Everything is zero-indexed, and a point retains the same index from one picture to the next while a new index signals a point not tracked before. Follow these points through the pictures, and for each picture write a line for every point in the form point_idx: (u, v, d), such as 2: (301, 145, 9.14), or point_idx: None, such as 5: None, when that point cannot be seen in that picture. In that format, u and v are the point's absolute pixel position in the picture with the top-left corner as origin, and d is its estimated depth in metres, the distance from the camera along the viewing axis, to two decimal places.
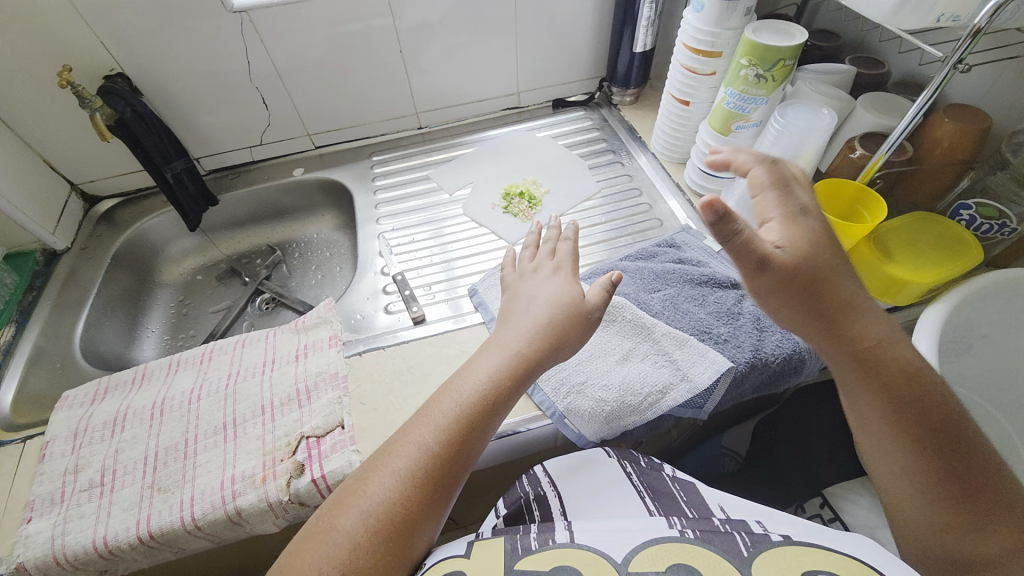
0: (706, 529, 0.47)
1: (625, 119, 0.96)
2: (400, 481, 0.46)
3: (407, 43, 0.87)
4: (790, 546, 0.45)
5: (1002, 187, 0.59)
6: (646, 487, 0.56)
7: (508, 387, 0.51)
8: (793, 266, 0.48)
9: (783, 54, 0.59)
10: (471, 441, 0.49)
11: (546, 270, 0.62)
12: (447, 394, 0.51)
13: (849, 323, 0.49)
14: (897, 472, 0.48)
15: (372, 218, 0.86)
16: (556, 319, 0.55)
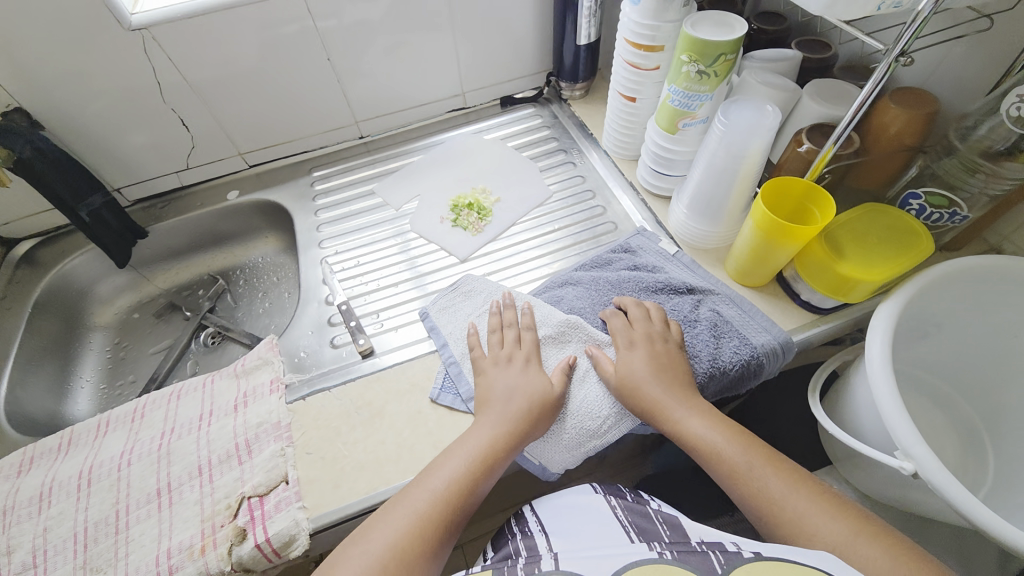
0: (683, 550, 0.46)
1: (575, 115, 0.92)
2: (414, 520, 0.46)
3: (335, 50, 0.81)
4: (762, 560, 0.43)
5: (951, 173, 0.56)
6: (631, 520, 0.53)
7: (517, 439, 0.52)
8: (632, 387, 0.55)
9: (723, 49, 0.56)
10: (480, 490, 0.50)
11: (517, 362, 0.57)
12: (460, 442, 0.52)
13: (664, 418, 0.53)
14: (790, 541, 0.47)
15: (315, 241, 0.81)
16: (534, 407, 0.54)
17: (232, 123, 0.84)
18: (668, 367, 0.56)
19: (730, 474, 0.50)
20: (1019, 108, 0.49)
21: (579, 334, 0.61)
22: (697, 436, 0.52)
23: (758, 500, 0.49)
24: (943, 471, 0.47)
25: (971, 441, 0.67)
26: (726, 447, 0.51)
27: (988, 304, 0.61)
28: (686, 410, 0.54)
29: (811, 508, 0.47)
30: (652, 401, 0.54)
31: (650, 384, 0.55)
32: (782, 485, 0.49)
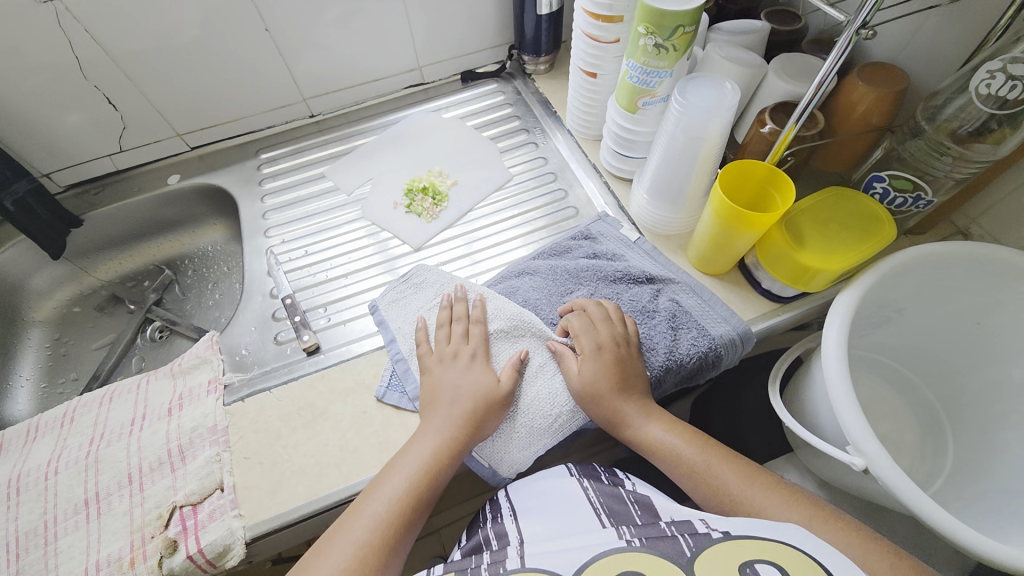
0: (651, 536, 0.43)
1: (539, 91, 0.88)
2: (356, 549, 0.44)
3: (274, 21, 0.74)
4: (729, 540, 0.41)
5: (918, 156, 0.53)
6: (603, 503, 0.49)
7: (459, 448, 0.50)
8: (591, 389, 0.53)
9: (681, 20, 0.52)
10: (424, 506, 0.48)
11: (463, 358, 0.55)
12: (400, 456, 0.50)
13: (620, 424, 0.53)
14: None
15: (260, 230, 0.76)
16: (479, 409, 0.51)
17: (166, 103, 0.78)
18: (624, 375, 0.53)
19: (687, 475, 0.50)
20: (987, 85, 0.47)
21: (531, 328, 0.58)
22: (653, 440, 0.52)
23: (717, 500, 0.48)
24: (891, 466, 0.46)
25: (928, 426, 0.67)
26: (683, 449, 0.51)
27: (950, 290, 0.60)
28: (642, 415, 0.53)
29: (769, 502, 0.47)
30: (609, 406, 0.53)
31: (609, 391, 0.52)
32: (739, 482, 0.48)
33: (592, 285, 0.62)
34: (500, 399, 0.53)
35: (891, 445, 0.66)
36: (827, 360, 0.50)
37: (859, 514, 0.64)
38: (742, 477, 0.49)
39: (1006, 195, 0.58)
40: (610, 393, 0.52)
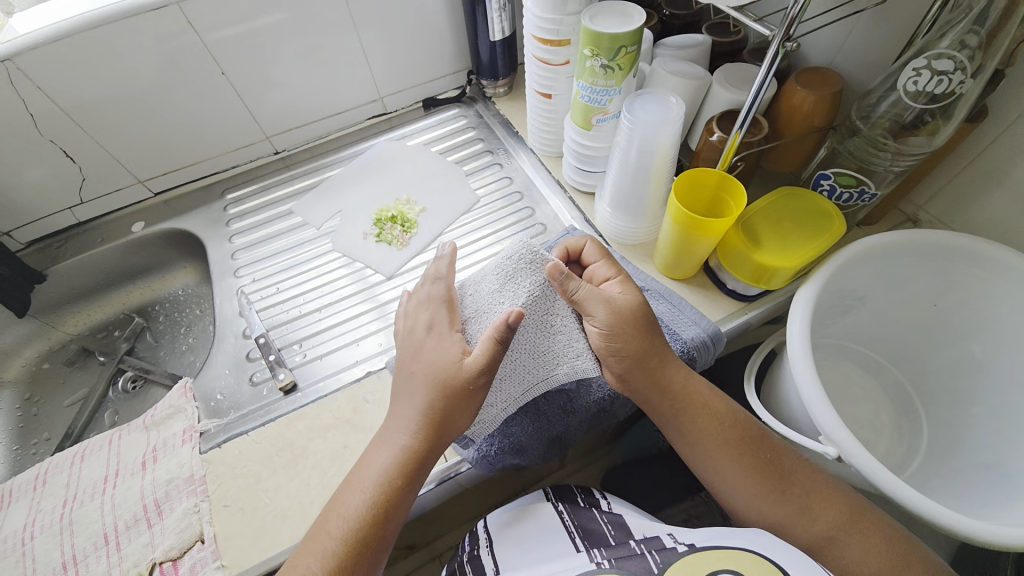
0: (621, 556, 0.45)
1: (500, 113, 0.89)
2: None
3: (230, 63, 0.75)
4: (694, 553, 0.44)
5: (859, 152, 0.56)
6: (577, 525, 0.51)
7: (410, 466, 0.47)
8: (628, 312, 0.51)
9: (622, 41, 0.54)
10: (382, 540, 0.46)
11: (423, 329, 0.54)
12: (355, 481, 0.48)
13: (654, 375, 0.51)
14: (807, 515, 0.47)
15: (230, 270, 0.76)
16: (427, 414, 0.49)
17: (127, 151, 0.78)
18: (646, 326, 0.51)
19: (724, 457, 0.50)
20: (914, 82, 0.50)
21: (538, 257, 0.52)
22: (689, 409, 0.51)
23: (752, 489, 0.49)
24: (862, 452, 0.47)
25: (902, 407, 0.69)
26: (725, 427, 0.51)
27: (906, 276, 0.62)
28: (677, 378, 0.52)
29: (804, 502, 0.48)
30: (653, 343, 0.51)
31: (640, 330, 0.51)
32: (776, 476, 0.49)
33: None
34: (459, 394, 0.48)
35: (868, 430, 0.68)
36: (795, 360, 0.51)
37: None
38: (777, 472, 0.49)
39: (946, 180, 0.61)
40: (642, 339, 0.51)
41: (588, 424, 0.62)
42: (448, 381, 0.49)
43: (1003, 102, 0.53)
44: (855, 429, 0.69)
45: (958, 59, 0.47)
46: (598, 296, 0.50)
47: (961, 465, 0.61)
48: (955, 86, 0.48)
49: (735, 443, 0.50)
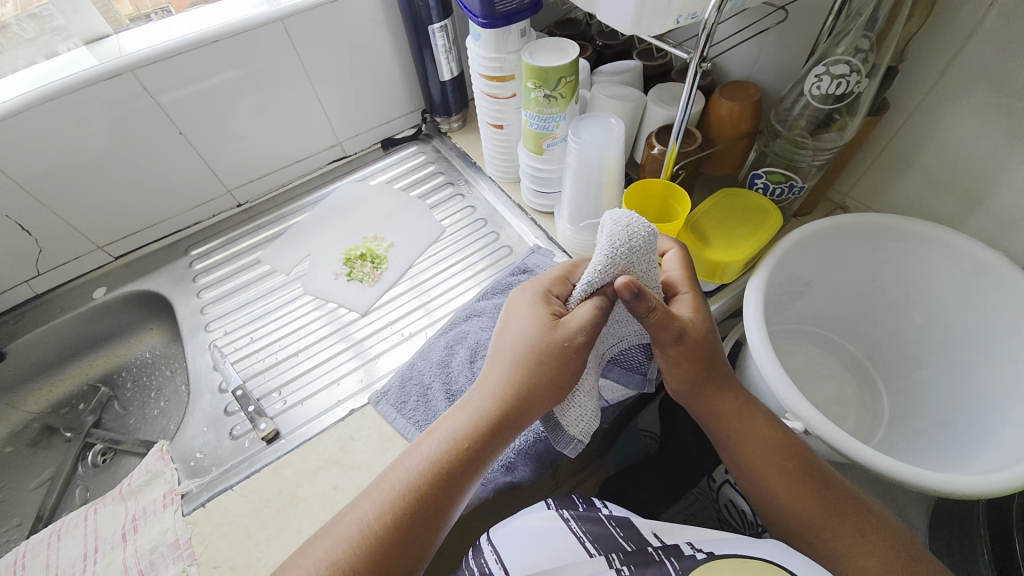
0: (641, 564, 0.46)
1: (457, 146, 0.93)
2: (354, 539, 0.41)
3: (186, 122, 0.77)
4: (717, 560, 0.44)
5: (784, 152, 0.62)
6: (586, 530, 0.52)
7: (484, 435, 0.46)
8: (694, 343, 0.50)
9: (561, 72, 0.59)
10: (436, 506, 0.44)
11: (525, 291, 0.54)
12: (425, 439, 0.48)
13: (709, 396, 0.52)
14: (852, 550, 0.47)
15: (200, 326, 0.75)
16: (516, 379, 0.48)
17: (85, 218, 0.77)
18: (710, 348, 0.51)
19: (769, 482, 0.50)
20: (818, 87, 0.56)
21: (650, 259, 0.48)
22: (744, 429, 0.52)
23: (792, 512, 0.50)
24: (825, 423, 0.50)
25: (862, 380, 0.73)
26: (781, 455, 0.50)
27: (845, 257, 0.68)
28: (735, 400, 0.53)
29: (845, 541, 0.48)
30: (714, 367, 0.51)
31: (702, 357, 0.50)
32: (823, 511, 0.49)
33: None
34: (551, 355, 0.48)
35: (836, 406, 0.72)
36: (758, 355, 0.54)
37: None
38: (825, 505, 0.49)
39: (863, 169, 0.68)
40: (702, 365, 0.51)
41: None
42: (540, 341, 0.48)
43: (897, 97, 0.60)
44: (823, 407, 0.72)
45: (852, 63, 0.53)
46: (668, 326, 0.48)
47: (921, 427, 0.65)
48: (853, 86, 0.54)
49: (789, 470, 0.50)
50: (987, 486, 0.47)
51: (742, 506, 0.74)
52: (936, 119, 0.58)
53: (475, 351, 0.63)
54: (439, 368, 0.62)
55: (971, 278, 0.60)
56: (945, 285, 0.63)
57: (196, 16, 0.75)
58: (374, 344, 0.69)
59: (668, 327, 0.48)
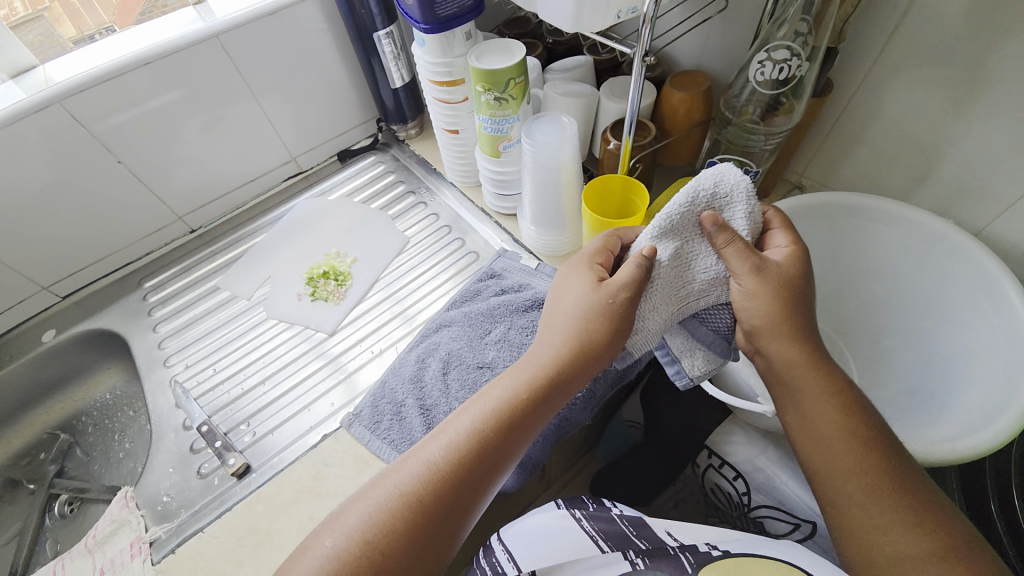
0: (656, 558, 0.48)
1: (416, 153, 0.91)
2: (418, 476, 0.42)
3: (125, 149, 0.73)
4: (731, 556, 0.46)
5: (737, 138, 0.62)
6: (597, 528, 0.53)
7: (541, 393, 0.46)
8: (781, 284, 0.46)
9: (509, 74, 0.58)
10: (498, 454, 0.44)
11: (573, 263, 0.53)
12: (480, 396, 0.47)
13: (781, 343, 0.47)
14: (891, 525, 0.42)
15: (159, 361, 0.71)
16: (571, 340, 0.47)
17: (24, 260, 0.73)
18: (804, 296, 0.47)
19: (820, 442, 0.45)
20: (762, 73, 0.56)
21: (744, 204, 0.48)
22: (806, 386, 0.46)
23: (836, 477, 0.45)
24: None
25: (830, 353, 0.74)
26: (852, 422, 0.45)
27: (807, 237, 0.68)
28: (806, 355, 0.47)
29: (893, 515, 0.42)
30: (790, 318, 0.46)
31: (787, 305, 0.46)
32: (875, 486, 0.43)
33: (507, 319, 0.65)
34: (602, 316, 0.47)
35: None
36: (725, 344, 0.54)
37: None
38: (882, 480, 0.43)
39: (815, 148, 0.69)
40: (783, 311, 0.46)
41: (552, 441, 0.62)
42: (593, 303, 0.47)
43: (840, 76, 0.60)
44: None
45: (792, 48, 0.53)
46: (749, 259, 0.46)
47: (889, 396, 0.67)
48: (795, 70, 0.54)
49: (847, 436, 0.45)
50: (954, 453, 0.48)
51: (727, 487, 0.75)
52: (879, 96, 0.59)
53: (447, 363, 0.62)
54: (412, 384, 0.61)
55: (926, 248, 0.62)
56: (901, 255, 0.65)
57: (125, 39, 0.71)
58: (351, 360, 0.68)
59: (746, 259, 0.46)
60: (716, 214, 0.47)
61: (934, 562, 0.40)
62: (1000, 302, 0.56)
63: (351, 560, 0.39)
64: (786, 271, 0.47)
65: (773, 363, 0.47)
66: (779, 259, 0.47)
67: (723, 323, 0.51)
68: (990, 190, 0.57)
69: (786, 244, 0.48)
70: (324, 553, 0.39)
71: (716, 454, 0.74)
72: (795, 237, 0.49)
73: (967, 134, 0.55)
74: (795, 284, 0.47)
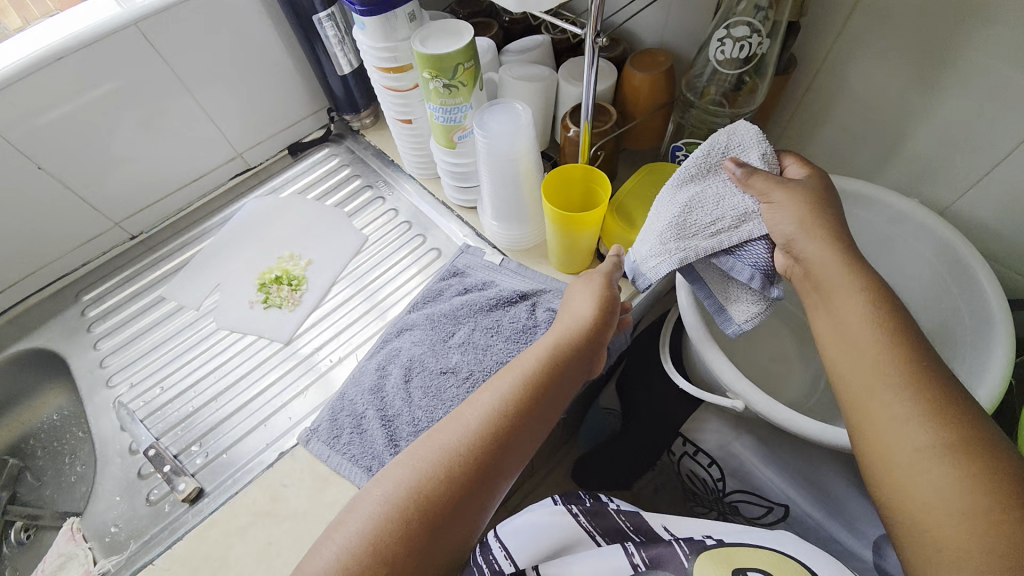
0: (654, 553, 0.48)
1: (372, 144, 0.86)
2: (463, 435, 0.44)
3: (45, 154, 0.66)
4: (725, 547, 0.47)
5: (699, 121, 0.60)
6: (595, 524, 0.53)
7: (570, 364, 0.49)
8: (807, 199, 0.45)
9: (456, 59, 0.54)
10: (533, 419, 0.47)
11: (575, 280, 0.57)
12: (513, 365, 0.50)
13: (809, 244, 0.44)
14: (908, 432, 0.37)
15: (101, 381, 0.67)
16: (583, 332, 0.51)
17: None
18: (832, 208, 0.45)
19: (846, 338, 0.42)
20: (722, 52, 0.53)
21: (758, 148, 0.48)
22: (837, 283, 0.43)
23: (859, 373, 0.41)
24: (764, 399, 0.50)
25: (799, 334, 0.73)
26: (884, 326, 0.41)
27: None
28: (837, 254, 0.44)
29: (911, 416, 0.38)
30: (812, 229, 0.44)
31: (815, 216, 0.44)
32: (901, 382, 0.39)
33: (471, 320, 0.62)
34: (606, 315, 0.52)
35: (779, 364, 0.72)
36: (695, 339, 0.53)
37: (777, 437, 0.68)
38: (909, 374, 0.39)
39: (782, 127, 0.66)
40: (812, 215, 0.44)
41: None
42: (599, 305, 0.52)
43: (804, 53, 0.58)
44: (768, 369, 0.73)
45: (753, 24, 0.50)
46: (774, 186, 0.45)
47: None
48: (756, 48, 0.51)
49: (877, 331, 0.41)
50: None
51: (702, 473, 0.73)
52: (845, 71, 0.56)
53: (409, 370, 0.59)
54: (372, 394, 0.58)
55: (893, 228, 0.61)
56: (868, 235, 0.64)
57: (34, 32, 0.64)
58: (327, 355, 0.66)
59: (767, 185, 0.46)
60: (737, 158, 0.48)
61: (951, 459, 0.35)
62: (964, 283, 0.56)
63: (396, 513, 0.40)
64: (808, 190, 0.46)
65: (807, 266, 0.44)
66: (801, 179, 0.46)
67: (763, 259, 0.46)
68: (956, 168, 0.56)
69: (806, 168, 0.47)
70: (376, 501, 0.42)
71: (690, 442, 0.72)
72: (811, 164, 0.48)
73: (933, 110, 0.53)
74: (819, 202, 0.45)
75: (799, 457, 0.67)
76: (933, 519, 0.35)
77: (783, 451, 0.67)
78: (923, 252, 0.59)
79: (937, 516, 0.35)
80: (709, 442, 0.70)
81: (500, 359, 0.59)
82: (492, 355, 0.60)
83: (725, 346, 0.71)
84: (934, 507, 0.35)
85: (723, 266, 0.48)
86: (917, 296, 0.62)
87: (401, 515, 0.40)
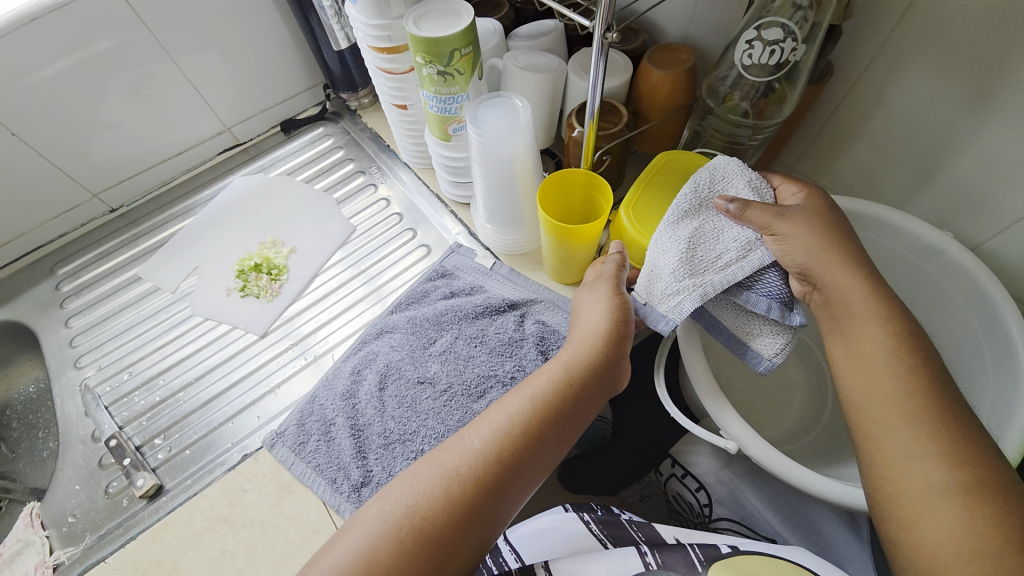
0: (666, 556, 0.44)
1: (368, 127, 0.81)
2: (475, 454, 0.41)
3: (22, 123, 0.62)
4: (739, 555, 0.43)
5: (720, 129, 0.54)
6: (607, 533, 0.49)
7: (580, 391, 0.45)
8: (819, 220, 0.44)
9: (452, 44, 0.48)
10: (544, 447, 0.43)
11: (586, 284, 0.53)
12: (522, 386, 0.46)
13: (831, 267, 0.43)
14: (918, 462, 0.37)
15: (69, 362, 0.66)
16: (595, 356, 0.46)
17: None
18: (841, 229, 0.45)
19: (867, 369, 0.41)
20: (750, 55, 0.47)
21: (743, 176, 0.47)
22: (860, 308, 0.42)
23: (875, 402, 0.40)
24: (758, 441, 0.46)
25: (807, 358, 0.68)
26: (903, 352, 0.40)
27: None
28: (859, 278, 0.43)
29: (926, 448, 0.37)
30: (827, 254, 0.43)
31: (831, 239, 0.44)
32: (917, 412, 0.38)
33: (455, 327, 0.59)
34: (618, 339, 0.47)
35: (782, 390, 0.66)
36: (694, 376, 0.49)
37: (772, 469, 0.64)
38: (929, 412, 0.38)
39: (811, 139, 0.60)
40: (824, 243, 0.44)
41: None
42: (611, 326, 0.47)
43: (845, 59, 0.51)
44: None
45: (787, 26, 0.44)
46: (781, 217, 0.44)
47: None
48: (789, 53, 0.45)
49: (893, 358, 0.40)
50: None
51: (688, 497, 0.67)
52: (891, 83, 0.50)
53: (384, 377, 0.56)
54: (343, 401, 0.55)
55: (921, 261, 0.55)
56: (892, 263, 0.58)
57: None
58: (320, 341, 0.63)
59: (773, 216, 0.44)
60: (725, 195, 0.46)
61: (967, 503, 0.34)
62: (997, 330, 0.50)
63: (394, 530, 0.37)
64: (819, 213, 0.45)
65: (826, 295, 0.44)
66: (802, 204, 0.46)
67: (777, 288, 0.44)
68: (1004, 203, 0.50)
69: (802, 190, 0.47)
70: (374, 517, 0.39)
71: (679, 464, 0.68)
72: (802, 183, 0.48)
73: (986, 139, 0.47)
74: (831, 225, 0.45)
75: (791, 492, 0.62)
76: (938, 558, 0.34)
77: (775, 483, 0.63)
78: (951, 289, 0.54)
79: (944, 556, 0.34)
80: (699, 466, 0.66)
81: (481, 373, 0.55)
82: (474, 367, 0.56)
83: (724, 368, 0.65)
84: (941, 545, 0.34)
85: (741, 301, 0.45)
86: (944, 336, 0.56)
87: (405, 533, 0.37)
